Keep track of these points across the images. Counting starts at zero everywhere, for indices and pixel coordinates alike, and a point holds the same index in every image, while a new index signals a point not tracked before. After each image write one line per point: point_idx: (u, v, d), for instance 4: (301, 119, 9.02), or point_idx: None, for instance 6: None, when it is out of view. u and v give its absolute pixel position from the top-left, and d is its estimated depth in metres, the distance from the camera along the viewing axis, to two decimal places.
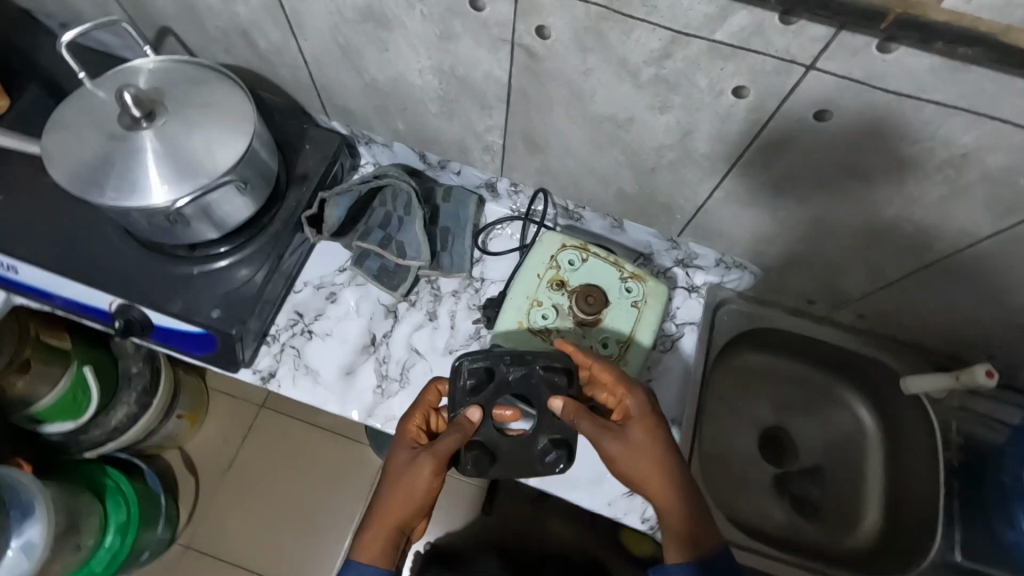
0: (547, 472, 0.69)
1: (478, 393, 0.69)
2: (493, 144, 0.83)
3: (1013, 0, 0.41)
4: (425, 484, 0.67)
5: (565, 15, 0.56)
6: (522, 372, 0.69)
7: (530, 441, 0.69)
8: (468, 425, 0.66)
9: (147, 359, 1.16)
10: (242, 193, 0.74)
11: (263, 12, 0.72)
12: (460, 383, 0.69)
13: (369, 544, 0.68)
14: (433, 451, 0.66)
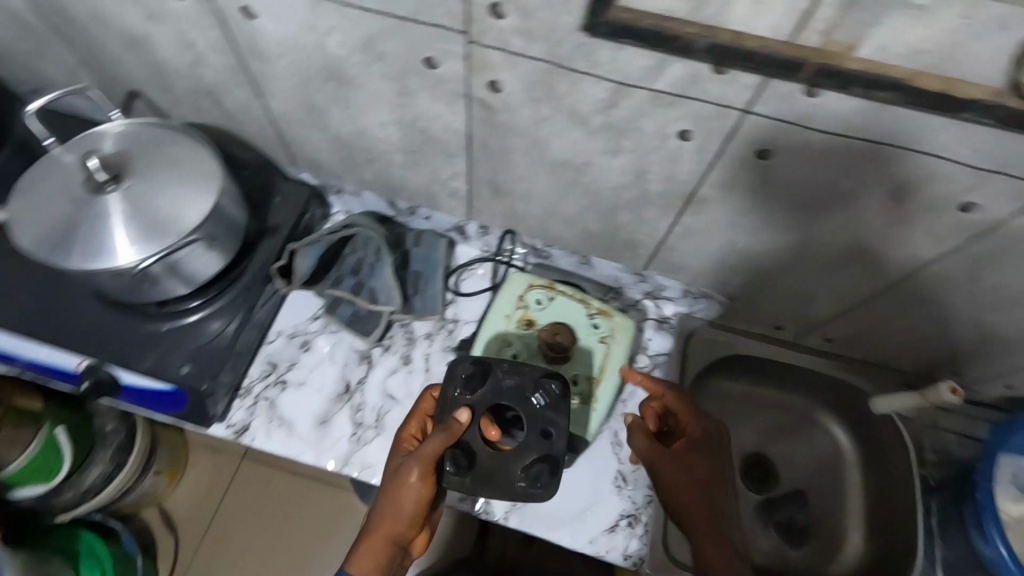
0: (529, 495, 0.62)
1: (468, 394, 0.66)
2: (459, 190, 0.85)
3: (918, 48, 0.44)
4: (413, 491, 0.66)
5: (514, 70, 0.59)
6: (515, 380, 0.66)
7: (515, 456, 0.63)
8: (455, 425, 0.63)
9: (122, 417, 1.15)
10: (211, 247, 0.75)
11: (229, 75, 0.75)
12: (454, 381, 0.67)
13: (364, 555, 0.67)
14: (418, 455, 0.65)
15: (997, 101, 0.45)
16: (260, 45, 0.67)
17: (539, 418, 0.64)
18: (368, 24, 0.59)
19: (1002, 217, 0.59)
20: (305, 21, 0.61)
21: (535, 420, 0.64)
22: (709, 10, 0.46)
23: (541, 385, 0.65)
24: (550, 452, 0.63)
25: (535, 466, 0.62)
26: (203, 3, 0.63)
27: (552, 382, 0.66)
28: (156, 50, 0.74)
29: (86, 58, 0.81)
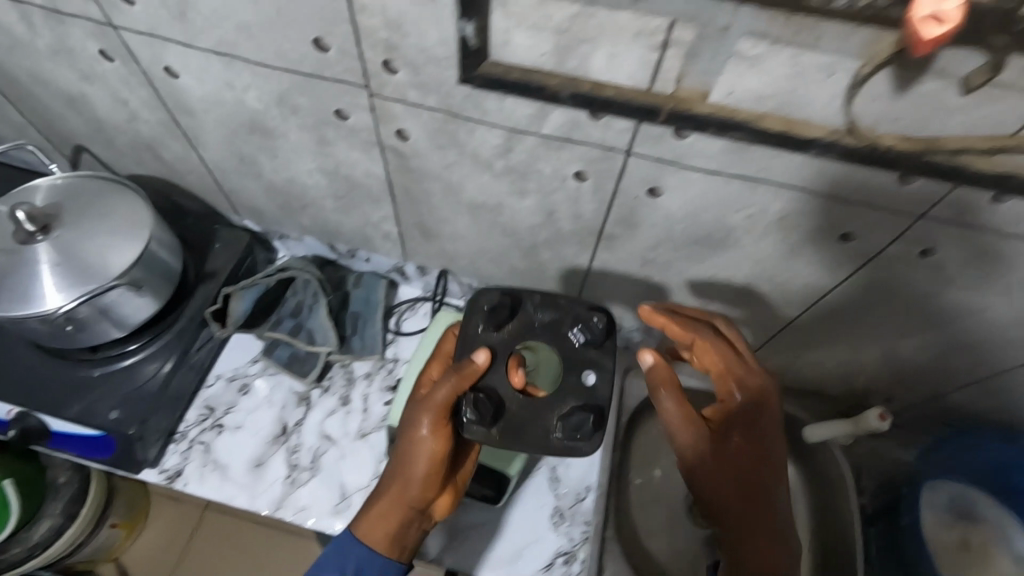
0: (566, 445, 0.57)
1: (492, 332, 0.61)
2: (391, 232, 0.88)
3: (760, 92, 0.48)
4: (424, 445, 0.62)
5: (417, 120, 0.63)
6: (549, 317, 0.62)
7: (549, 403, 0.59)
8: (471, 367, 0.59)
9: (76, 469, 1.10)
10: (142, 292, 0.77)
11: (163, 129, 0.79)
12: (476, 318, 0.62)
13: (376, 513, 0.65)
14: (428, 404, 0.61)
15: (833, 140, 0.50)
16: (187, 101, 0.71)
17: (573, 360, 0.61)
18: (279, 81, 0.63)
19: (880, 245, 0.62)
20: (222, 79, 0.65)
21: (569, 361, 0.61)
22: (571, 63, 0.50)
23: (581, 318, 0.61)
24: (585, 399, 0.59)
25: (575, 415, 0.57)
26: (130, 64, 0.68)
27: (596, 317, 0.61)
28: (94, 107, 0.78)
29: (32, 116, 0.85)
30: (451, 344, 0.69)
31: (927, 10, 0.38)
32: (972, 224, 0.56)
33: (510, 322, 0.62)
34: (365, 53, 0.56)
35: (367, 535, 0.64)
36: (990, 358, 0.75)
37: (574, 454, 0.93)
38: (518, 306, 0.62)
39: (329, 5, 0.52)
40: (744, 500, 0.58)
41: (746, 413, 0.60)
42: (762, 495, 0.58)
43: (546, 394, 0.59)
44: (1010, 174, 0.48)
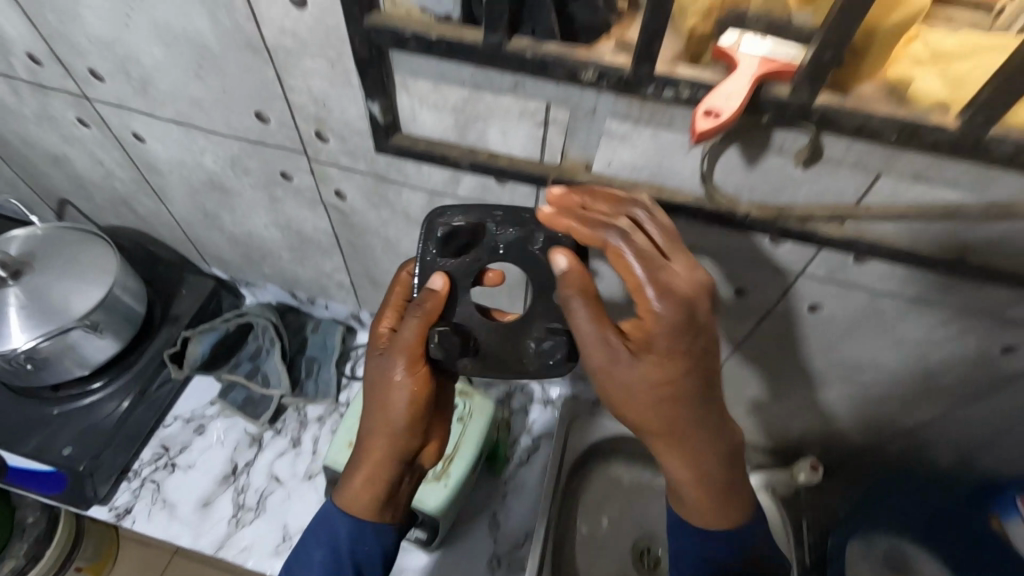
0: (546, 372, 0.53)
1: (451, 259, 0.56)
2: (344, 282, 0.94)
3: (634, 164, 0.55)
4: (404, 391, 0.57)
5: (351, 182, 0.70)
6: (519, 234, 0.55)
7: (521, 329, 0.55)
8: (430, 302, 0.54)
9: (45, 507, 1.12)
10: (102, 334, 0.83)
11: (135, 186, 0.86)
12: (430, 246, 0.56)
13: (361, 481, 0.61)
14: (399, 344, 0.56)
15: (698, 204, 0.55)
16: (153, 162, 0.79)
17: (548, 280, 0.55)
18: (230, 146, 0.71)
19: (774, 299, 0.67)
20: (182, 144, 0.73)
21: (539, 282, 0.55)
22: (471, 136, 0.57)
23: (547, 229, 0.54)
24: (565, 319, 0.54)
25: (548, 341, 0.53)
26: (103, 129, 0.76)
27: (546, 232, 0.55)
28: (75, 166, 0.87)
29: (21, 173, 0.93)
30: (403, 287, 0.63)
31: (705, 107, 0.42)
32: (846, 281, 0.61)
33: (471, 249, 0.56)
34: (300, 124, 0.64)
35: (351, 504, 0.61)
36: (904, 405, 0.79)
37: (515, 500, 0.96)
38: (479, 228, 0.56)
39: (264, 85, 0.59)
40: (675, 428, 0.52)
41: (683, 343, 0.48)
42: (710, 421, 0.52)
43: (518, 322, 0.55)
44: (857, 240, 0.53)
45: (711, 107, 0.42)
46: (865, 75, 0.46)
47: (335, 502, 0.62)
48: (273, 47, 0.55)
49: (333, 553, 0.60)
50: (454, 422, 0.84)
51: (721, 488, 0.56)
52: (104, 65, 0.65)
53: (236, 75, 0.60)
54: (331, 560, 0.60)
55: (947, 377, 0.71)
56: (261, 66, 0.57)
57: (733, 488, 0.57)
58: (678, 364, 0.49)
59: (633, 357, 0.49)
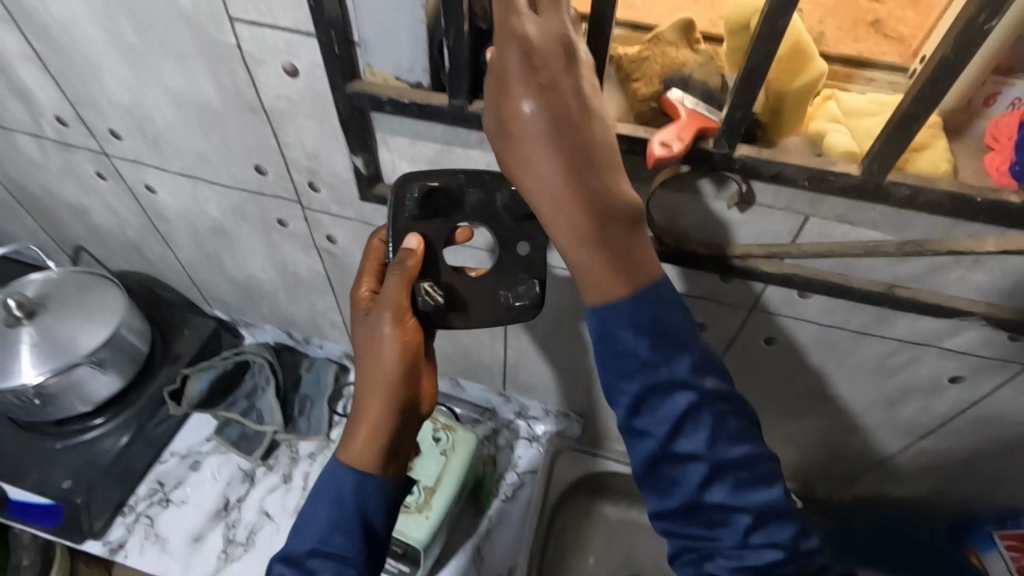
0: (526, 316, 0.56)
1: (423, 219, 0.56)
2: (337, 321, 0.99)
3: None
4: (394, 343, 0.54)
5: (341, 227, 0.76)
6: (479, 196, 0.56)
7: (497, 280, 0.57)
8: (411, 259, 0.54)
9: (40, 550, 1.10)
10: (106, 370, 0.89)
11: (145, 232, 0.93)
12: (403, 207, 0.56)
13: (362, 443, 0.55)
14: (384, 303, 0.54)
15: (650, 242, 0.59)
16: (162, 210, 0.86)
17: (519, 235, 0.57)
18: (232, 195, 0.78)
19: (733, 332, 0.71)
20: (189, 194, 0.80)
21: (506, 236, 0.57)
22: None
23: (508, 186, 0.56)
24: (535, 269, 0.57)
25: (525, 285, 0.56)
26: (118, 181, 0.83)
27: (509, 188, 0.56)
28: (92, 215, 0.94)
29: (41, 221, 1.01)
30: (377, 255, 0.61)
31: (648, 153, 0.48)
32: (796, 314, 0.66)
33: (444, 207, 0.57)
34: (294, 175, 0.71)
35: (356, 461, 0.55)
36: (873, 437, 0.82)
37: (500, 535, 0.97)
38: (449, 187, 0.56)
39: (262, 141, 0.67)
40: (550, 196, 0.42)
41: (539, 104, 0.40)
42: (582, 186, 0.41)
43: (494, 275, 0.57)
44: (796, 276, 0.57)
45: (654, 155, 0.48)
46: (787, 130, 0.51)
47: (340, 464, 0.56)
48: (270, 109, 0.62)
49: (341, 510, 0.55)
50: (438, 454, 0.86)
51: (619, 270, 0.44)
52: (122, 125, 0.73)
53: (238, 133, 0.67)
54: (336, 517, 0.55)
55: (908, 409, 0.75)
56: (259, 125, 0.65)
57: (631, 258, 0.44)
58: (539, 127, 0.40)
59: (496, 137, 0.43)
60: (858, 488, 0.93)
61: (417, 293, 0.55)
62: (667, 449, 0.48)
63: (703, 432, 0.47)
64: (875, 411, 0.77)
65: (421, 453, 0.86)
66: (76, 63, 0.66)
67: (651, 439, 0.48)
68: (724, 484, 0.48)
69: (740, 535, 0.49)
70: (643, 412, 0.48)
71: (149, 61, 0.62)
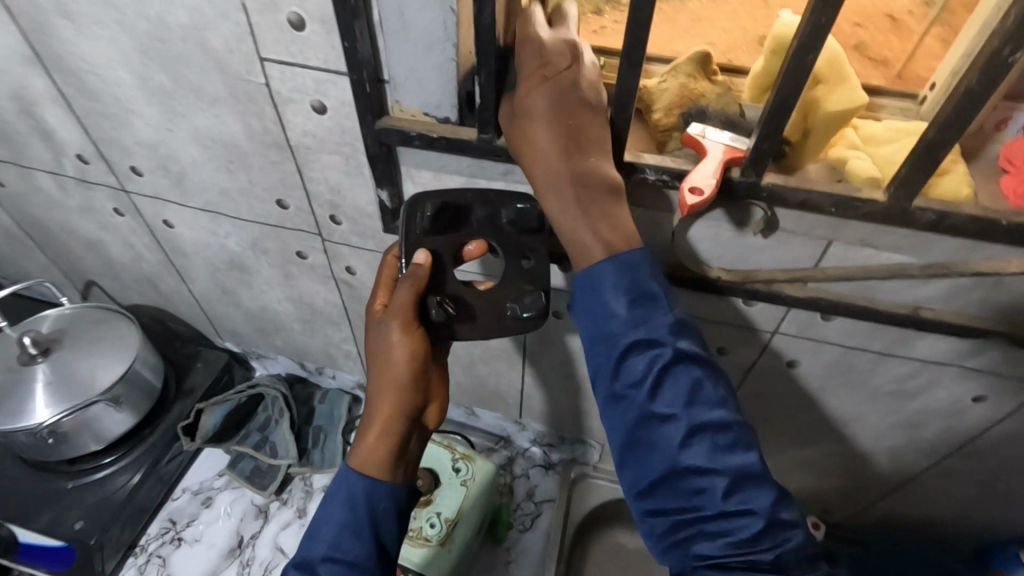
0: (529, 327, 0.56)
1: (434, 235, 0.56)
2: (351, 351, 0.99)
3: None
4: (404, 348, 0.53)
5: (360, 259, 0.77)
6: (485, 213, 0.57)
7: (499, 293, 0.58)
8: (422, 272, 0.54)
9: None
10: (120, 407, 0.88)
11: (161, 267, 0.94)
12: (415, 220, 0.56)
13: (374, 446, 0.54)
14: (394, 309, 0.53)
15: (673, 273, 0.60)
16: (180, 245, 0.86)
17: (522, 248, 0.58)
18: (252, 230, 0.78)
19: (753, 357, 0.71)
20: (209, 228, 0.81)
21: (511, 249, 0.58)
22: None
23: (513, 203, 0.57)
24: (538, 281, 0.57)
25: (528, 296, 0.57)
26: (137, 217, 0.84)
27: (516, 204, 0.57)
28: (108, 250, 0.94)
29: (55, 257, 1.01)
30: (392, 267, 0.59)
31: (691, 183, 0.48)
32: (818, 337, 0.66)
33: (452, 224, 0.57)
34: (316, 209, 0.71)
35: (365, 464, 0.54)
36: (893, 459, 0.81)
37: (518, 567, 0.96)
38: (459, 202, 0.57)
39: (286, 176, 0.68)
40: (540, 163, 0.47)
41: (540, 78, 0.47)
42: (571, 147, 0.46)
43: (499, 287, 0.58)
44: (819, 300, 0.59)
45: (697, 184, 0.48)
46: (808, 157, 0.53)
47: (350, 469, 0.54)
48: (295, 146, 0.63)
49: (352, 513, 0.54)
50: (458, 485, 0.85)
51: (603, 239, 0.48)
52: (144, 163, 0.73)
53: (262, 169, 0.68)
54: (349, 519, 0.53)
55: (929, 432, 0.75)
56: (284, 161, 0.65)
57: (614, 222, 0.48)
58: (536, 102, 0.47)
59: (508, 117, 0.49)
60: (877, 511, 0.93)
61: (428, 306, 0.54)
62: (646, 408, 0.48)
63: (679, 389, 0.47)
64: (894, 433, 0.77)
65: (441, 484, 0.85)
66: (103, 104, 0.67)
67: (631, 401, 0.48)
68: (701, 446, 0.48)
69: (719, 501, 0.47)
70: (621, 375, 0.48)
71: (177, 102, 0.63)
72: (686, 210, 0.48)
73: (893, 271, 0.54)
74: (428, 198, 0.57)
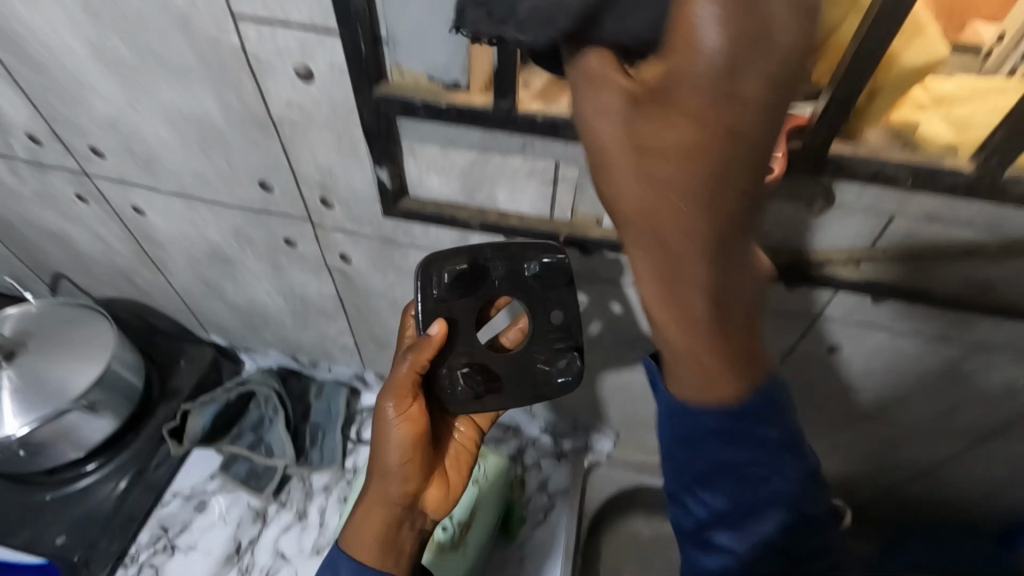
0: (559, 392, 0.53)
1: (451, 299, 0.52)
2: (348, 343, 0.92)
3: None
4: (397, 432, 0.53)
5: (356, 247, 0.70)
6: (507, 267, 0.52)
7: (525, 358, 0.53)
8: (428, 348, 0.51)
9: None
10: (99, 414, 0.81)
11: (135, 259, 0.85)
12: (429, 285, 0.52)
13: (362, 530, 0.54)
14: (388, 387, 0.53)
15: None
16: (154, 234, 0.78)
17: (550, 297, 0.52)
18: (233, 217, 0.70)
19: (789, 343, 0.66)
20: (185, 216, 0.73)
21: (539, 303, 0.52)
22: (479, 196, 0.57)
23: (537, 255, 0.52)
24: (574, 339, 0.53)
25: (561, 357, 0.53)
26: (102, 205, 0.75)
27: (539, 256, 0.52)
28: (74, 242, 0.86)
29: (17, 250, 0.92)
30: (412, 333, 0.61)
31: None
32: (864, 321, 0.60)
33: (472, 285, 0.52)
34: (305, 193, 0.64)
35: (354, 551, 0.53)
36: (929, 443, 0.77)
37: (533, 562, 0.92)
38: (479, 260, 0.52)
39: (269, 156, 0.60)
40: (652, 215, 0.30)
41: (720, 27, 0.24)
42: (703, 297, 0.32)
43: (524, 353, 0.53)
44: (877, 282, 0.53)
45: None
46: (871, 120, 0.44)
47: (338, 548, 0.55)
48: (279, 121, 0.55)
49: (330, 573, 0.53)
50: (471, 484, 0.79)
51: (708, 361, 0.36)
52: (107, 144, 0.65)
53: (242, 150, 0.60)
54: None
55: (969, 417, 0.70)
56: (267, 138, 0.57)
57: (731, 358, 0.37)
58: (688, 115, 0.26)
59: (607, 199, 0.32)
60: (903, 493, 0.89)
61: (445, 379, 0.52)
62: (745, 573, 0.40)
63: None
64: (932, 418, 0.72)
65: None
66: (53, 77, 0.58)
67: (727, 559, 0.41)
68: None
69: None
70: (734, 530, 0.40)
71: (139, 73, 0.54)
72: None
73: (972, 249, 0.49)
74: (442, 257, 0.52)
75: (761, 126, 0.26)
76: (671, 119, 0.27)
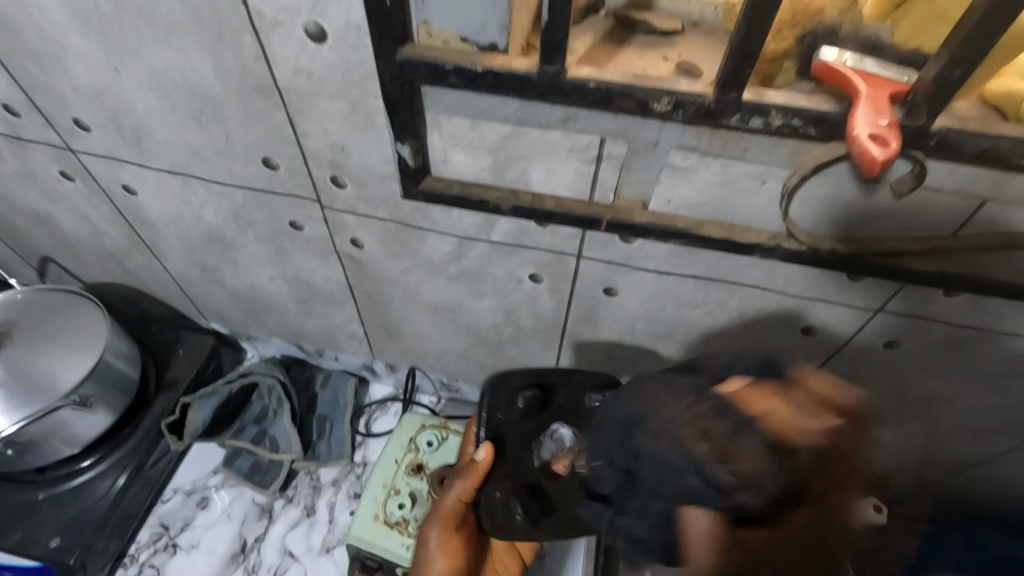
0: None
1: (522, 421, 0.63)
2: (357, 332, 0.87)
3: (699, 200, 0.49)
4: (440, 557, 0.65)
5: (369, 230, 0.64)
6: (568, 396, 0.64)
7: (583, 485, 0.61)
8: (478, 467, 0.62)
9: None
10: (93, 409, 0.75)
11: (127, 242, 0.79)
12: (499, 408, 0.63)
13: None
14: (436, 512, 0.66)
15: (774, 244, 0.49)
16: (147, 216, 0.72)
17: None
18: (233, 197, 0.64)
19: (840, 337, 0.61)
20: (180, 197, 0.66)
21: None
22: (510, 175, 0.51)
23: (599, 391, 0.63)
24: None
25: None
26: (89, 183, 0.69)
27: (593, 396, 0.63)
28: (60, 223, 0.79)
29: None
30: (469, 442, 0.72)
31: (869, 128, 0.35)
32: (928, 316, 0.55)
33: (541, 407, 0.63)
34: (314, 171, 0.57)
35: None
36: (976, 440, 0.73)
37: None
38: (545, 382, 0.65)
39: (273, 130, 0.53)
40: (781, 530, 0.35)
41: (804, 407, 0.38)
42: None
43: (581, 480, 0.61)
44: (953, 273, 0.48)
45: (880, 128, 0.35)
46: (972, 88, 0.38)
47: None
48: (284, 89, 0.48)
49: None
50: None
51: None
52: (91, 115, 0.58)
53: (244, 123, 0.53)
54: None
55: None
56: (271, 108, 0.51)
57: None
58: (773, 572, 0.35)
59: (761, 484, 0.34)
60: (940, 489, 0.85)
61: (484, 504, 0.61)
62: None
63: None
64: (987, 415, 0.68)
65: None
66: (26, 37, 0.51)
67: None
68: None
69: None
70: None
71: (125, 32, 0.47)
72: (874, 167, 0.35)
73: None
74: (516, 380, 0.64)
75: (831, 454, 0.37)
76: (815, 510, 0.35)
